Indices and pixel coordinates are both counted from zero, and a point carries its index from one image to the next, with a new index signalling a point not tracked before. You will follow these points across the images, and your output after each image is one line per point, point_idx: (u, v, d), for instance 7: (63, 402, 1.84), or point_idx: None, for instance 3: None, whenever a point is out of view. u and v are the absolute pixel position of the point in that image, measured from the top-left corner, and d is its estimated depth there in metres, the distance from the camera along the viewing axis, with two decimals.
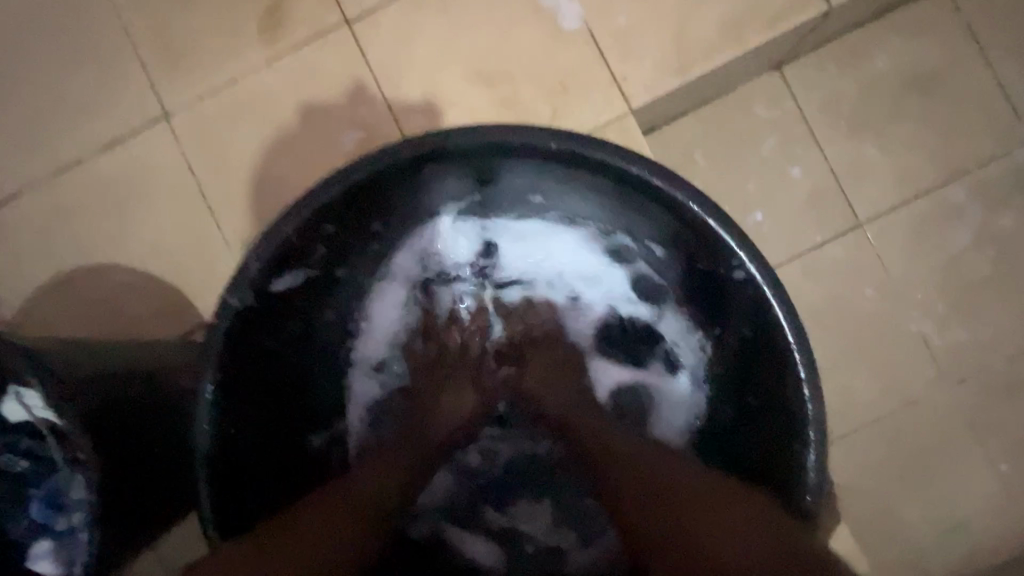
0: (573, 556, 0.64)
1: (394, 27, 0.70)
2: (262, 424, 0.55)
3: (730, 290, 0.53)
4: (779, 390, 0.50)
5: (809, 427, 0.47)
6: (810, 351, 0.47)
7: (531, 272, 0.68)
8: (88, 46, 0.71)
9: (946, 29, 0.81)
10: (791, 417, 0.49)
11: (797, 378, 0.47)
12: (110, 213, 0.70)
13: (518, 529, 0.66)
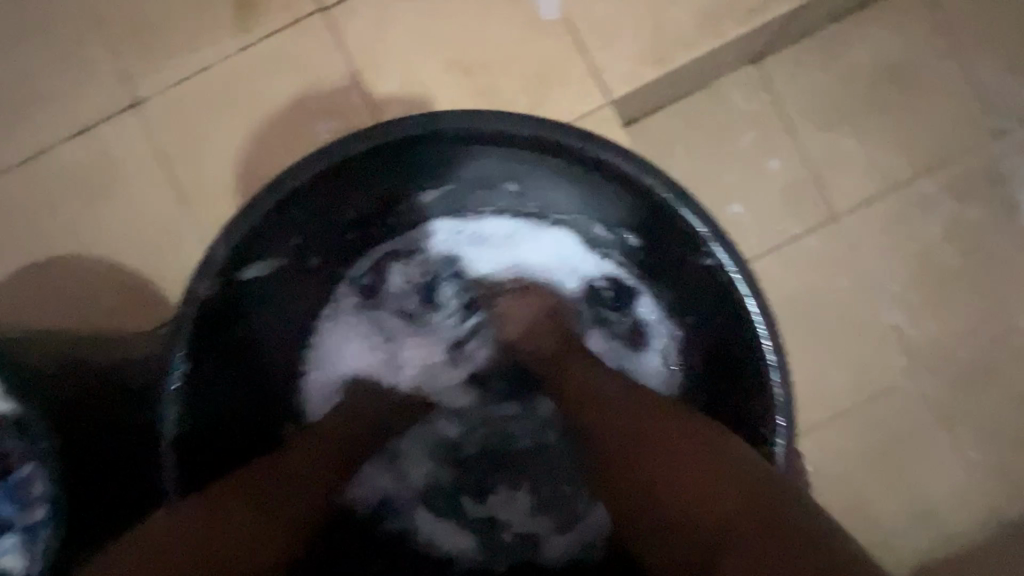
0: (551, 542, 0.65)
1: (369, 15, 0.69)
2: (232, 412, 0.55)
3: (700, 279, 0.54)
4: (748, 377, 0.52)
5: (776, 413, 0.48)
6: (778, 340, 0.48)
7: (505, 264, 0.67)
8: (52, 31, 0.69)
9: (921, 22, 0.82)
10: (760, 402, 0.51)
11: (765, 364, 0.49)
12: (77, 202, 0.68)
13: (496, 517, 0.66)
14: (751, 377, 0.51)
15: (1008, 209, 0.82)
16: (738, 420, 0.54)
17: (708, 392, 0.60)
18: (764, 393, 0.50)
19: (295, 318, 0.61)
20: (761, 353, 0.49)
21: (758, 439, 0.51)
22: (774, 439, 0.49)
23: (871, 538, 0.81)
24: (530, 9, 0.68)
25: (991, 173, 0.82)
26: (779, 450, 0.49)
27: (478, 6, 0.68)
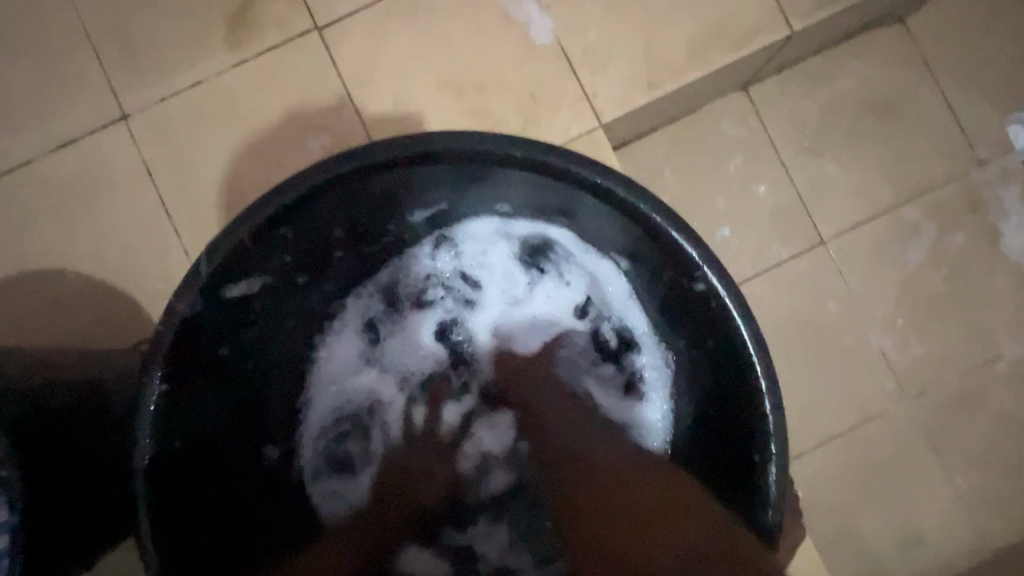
0: (524, 574, 0.65)
1: (363, 35, 0.69)
2: (211, 437, 0.53)
3: (693, 301, 0.54)
4: (740, 400, 0.51)
5: (770, 441, 0.47)
6: (771, 362, 0.48)
7: (503, 288, 0.69)
8: (41, 43, 0.69)
9: (902, 54, 0.85)
10: (754, 428, 0.49)
11: (758, 388, 0.48)
12: (59, 215, 0.67)
13: (475, 547, 0.68)
14: (744, 402, 0.50)
15: (991, 237, 0.83)
16: (730, 443, 0.54)
17: (699, 412, 0.59)
18: (759, 417, 0.48)
19: (281, 336, 0.60)
20: (754, 377, 0.48)
21: (751, 465, 0.50)
22: (768, 467, 0.47)
23: (862, 565, 0.80)
24: (524, 33, 0.69)
25: (974, 200, 0.83)
26: (775, 482, 0.47)
27: (472, 29, 0.69)
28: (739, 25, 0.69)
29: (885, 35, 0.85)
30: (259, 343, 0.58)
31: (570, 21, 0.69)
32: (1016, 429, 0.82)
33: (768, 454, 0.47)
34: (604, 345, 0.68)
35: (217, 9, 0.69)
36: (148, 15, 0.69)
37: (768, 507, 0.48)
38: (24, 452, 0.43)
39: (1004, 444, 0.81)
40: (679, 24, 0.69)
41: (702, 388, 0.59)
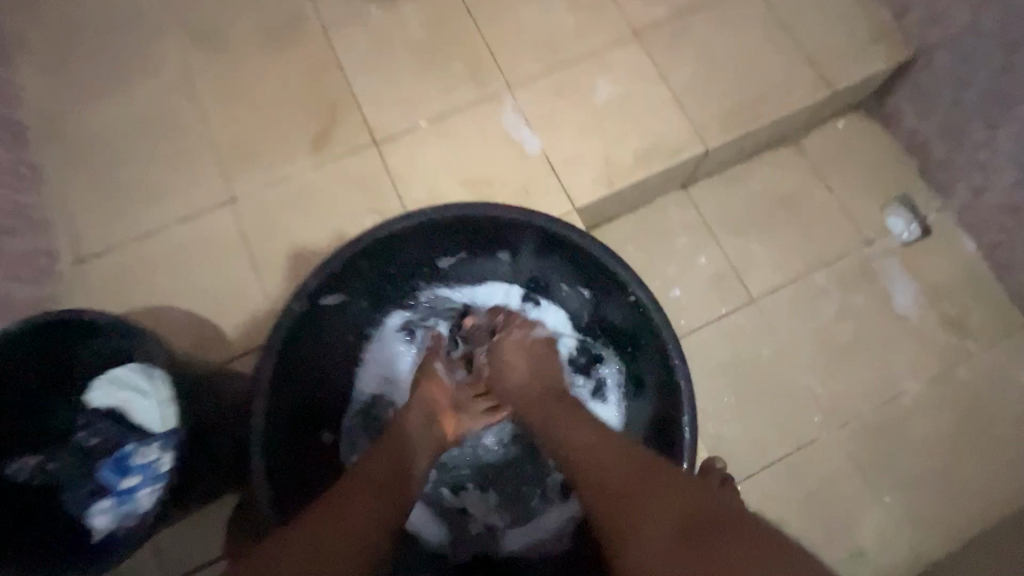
0: (506, 537, 0.80)
1: (407, 146, 0.98)
2: (294, 422, 0.70)
3: (638, 316, 0.73)
4: (668, 390, 0.71)
5: (683, 412, 0.68)
6: (685, 360, 0.68)
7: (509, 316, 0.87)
8: (182, 152, 0.98)
9: (801, 164, 1.13)
10: (676, 408, 0.69)
11: (678, 377, 0.68)
12: (181, 269, 0.92)
13: (468, 511, 0.82)
14: (672, 392, 0.70)
15: (883, 297, 1.06)
16: (662, 426, 0.73)
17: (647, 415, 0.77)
18: (679, 399, 0.69)
19: (343, 348, 0.78)
20: (676, 370, 0.68)
21: (675, 436, 0.69)
22: (684, 433, 0.67)
23: None
24: (520, 146, 0.98)
25: (867, 269, 1.08)
26: (687, 442, 0.67)
27: (484, 143, 0.98)
28: (671, 143, 0.99)
29: (787, 150, 1.13)
30: (328, 351, 0.75)
31: (552, 138, 0.98)
32: (929, 454, 0.98)
33: (683, 423, 0.67)
34: (577, 365, 0.86)
35: (307, 128, 0.99)
36: (254, 133, 0.99)
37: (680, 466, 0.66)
38: (182, 401, 0.61)
39: (920, 466, 0.97)
40: (628, 142, 0.99)
41: (648, 394, 0.77)
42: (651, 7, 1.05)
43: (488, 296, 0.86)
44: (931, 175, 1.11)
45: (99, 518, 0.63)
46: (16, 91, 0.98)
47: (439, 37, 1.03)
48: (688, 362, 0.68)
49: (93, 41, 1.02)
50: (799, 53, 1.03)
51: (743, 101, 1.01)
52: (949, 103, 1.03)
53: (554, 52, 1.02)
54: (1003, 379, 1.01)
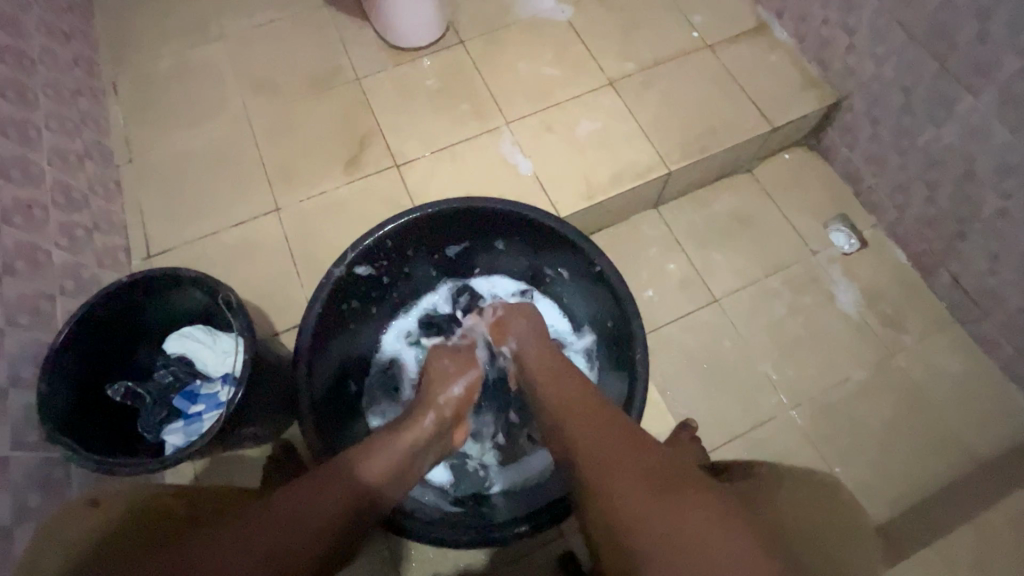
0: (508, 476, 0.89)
1: (423, 167, 1.19)
2: (330, 368, 0.87)
3: (609, 292, 0.86)
4: (629, 353, 0.83)
5: (639, 368, 0.80)
6: (643, 325, 0.82)
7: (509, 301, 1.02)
8: (237, 170, 1.19)
9: (755, 188, 1.33)
10: (636, 366, 0.81)
11: (637, 338, 0.81)
12: (233, 264, 1.11)
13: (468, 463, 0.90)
14: (632, 353, 0.82)
15: (828, 298, 1.23)
16: (624, 385, 0.84)
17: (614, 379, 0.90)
18: (637, 358, 0.81)
19: (369, 316, 0.95)
20: (635, 333, 0.81)
21: (632, 390, 0.80)
22: (639, 386, 0.79)
23: None
24: (516, 168, 1.19)
25: (814, 275, 1.25)
26: (641, 392, 0.78)
27: (485, 166, 1.19)
28: (640, 167, 1.20)
29: (743, 176, 1.34)
30: (359, 316, 0.93)
31: (542, 163, 1.20)
32: (870, 429, 1.13)
33: (638, 376, 0.79)
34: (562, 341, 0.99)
35: (340, 154, 1.20)
36: (298, 156, 1.20)
37: (634, 412, 0.78)
38: (248, 340, 0.79)
39: (863, 441, 1.12)
40: (605, 166, 1.20)
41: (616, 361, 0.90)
42: (623, 62, 1.30)
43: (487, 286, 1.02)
44: (863, 198, 1.31)
45: (171, 436, 0.80)
46: (106, 122, 1.21)
47: (451, 84, 1.27)
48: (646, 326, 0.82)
49: (172, 86, 1.26)
50: (744, 97, 1.26)
51: (699, 134, 1.23)
52: (869, 137, 1.24)
53: (544, 96, 1.26)
54: (931, 367, 1.17)
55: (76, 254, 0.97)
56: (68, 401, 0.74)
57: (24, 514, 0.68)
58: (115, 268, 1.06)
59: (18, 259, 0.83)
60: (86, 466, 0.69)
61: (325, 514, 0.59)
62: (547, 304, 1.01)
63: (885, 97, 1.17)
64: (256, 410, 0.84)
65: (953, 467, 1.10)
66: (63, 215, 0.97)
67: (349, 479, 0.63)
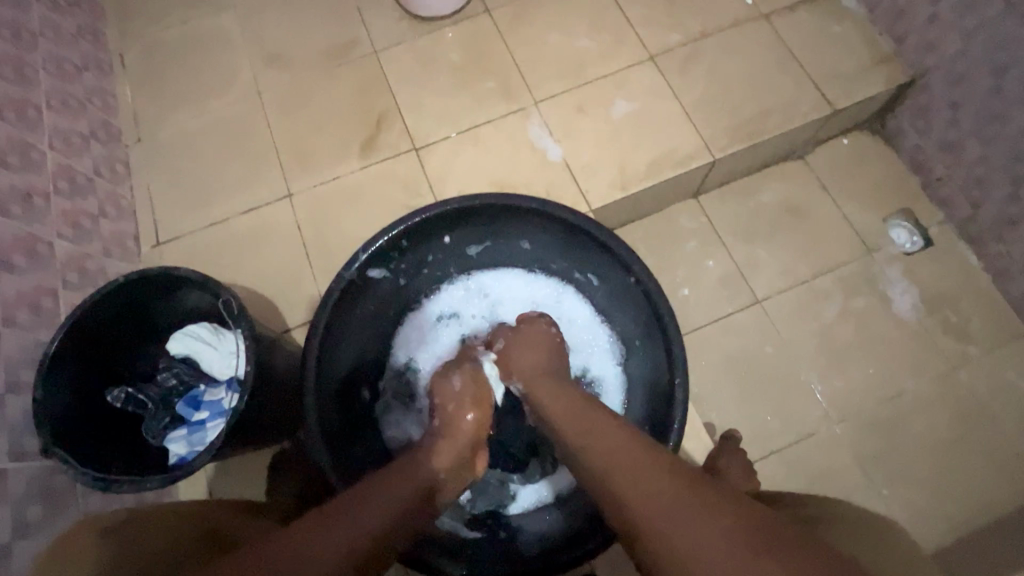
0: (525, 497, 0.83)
1: (443, 151, 1.10)
2: (342, 378, 0.81)
3: (646, 303, 0.78)
4: (667, 370, 0.75)
5: (678, 389, 0.72)
6: (683, 340, 0.73)
7: (537, 307, 0.93)
8: (247, 152, 1.12)
9: (807, 176, 1.20)
10: (674, 389, 0.73)
11: (677, 355, 0.73)
12: (241, 253, 1.06)
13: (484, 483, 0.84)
14: (671, 372, 0.74)
15: (884, 302, 1.12)
16: (661, 406, 0.76)
17: (646, 395, 0.82)
18: (676, 378, 0.72)
19: (385, 319, 0.88)
20: (674, 350, 0.73)
21: (670, 414, 0.72)
22: (677, 410, 0.71)
23: None
24: (543, 154, 1.09)
25: (869, 275, 1.14)
26: (679, 417, 0.71)
27: (509, 150, 1.10)
28: (680, 154, 1.09)
29: (794, 163, 1.21)
30: (374, 320, 0.86)
31: (573, 148, 1.09)
32: (926, 450, 1.04)
33: (677, 400, 0.71)
34: (584, 359, 0.91)
35: (356, 136, 1.12)
36: (312, 137, 1.12)
37: (671, 440, 0.70)
38: (254, 349, 0.74)
39: (915, 460, 1.03)
40: (642, 153, 1.09)
41: (649, 376, 0.82)
42: (666, 33, 1.16)
43: (507, 285, 0.93)
44: (932, 191, 1.17)
45: (175, 442, 0.76)
46: (114, 98, 1.15)
47: (474, 58, 1.16)
48: (685, 342, 0.73)
49: (180, 59, 1.19)
50: (803, 75, 1.12)
51: (749, 116, 1.10)
52: (945, 123, 1.10)
53: (577, 72, 1.14)
54: (999, 382, 1.06)
55: (80, 244, 0.93)
56: (67, 410, 0.72)
57: (24, 529, 0.66)
58: (123, 257, 1.02)
59: (17, 254, 0.79)
60: (83, 481, 0.66)
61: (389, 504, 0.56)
62: (574, 311, 0.92)
63: (970, 76, 1.03)
64: (263, 419, 0.80)
65: (1016, 493, 1.01)
66: (67, 202, 0.93)
67: (410, 481, 0.61)
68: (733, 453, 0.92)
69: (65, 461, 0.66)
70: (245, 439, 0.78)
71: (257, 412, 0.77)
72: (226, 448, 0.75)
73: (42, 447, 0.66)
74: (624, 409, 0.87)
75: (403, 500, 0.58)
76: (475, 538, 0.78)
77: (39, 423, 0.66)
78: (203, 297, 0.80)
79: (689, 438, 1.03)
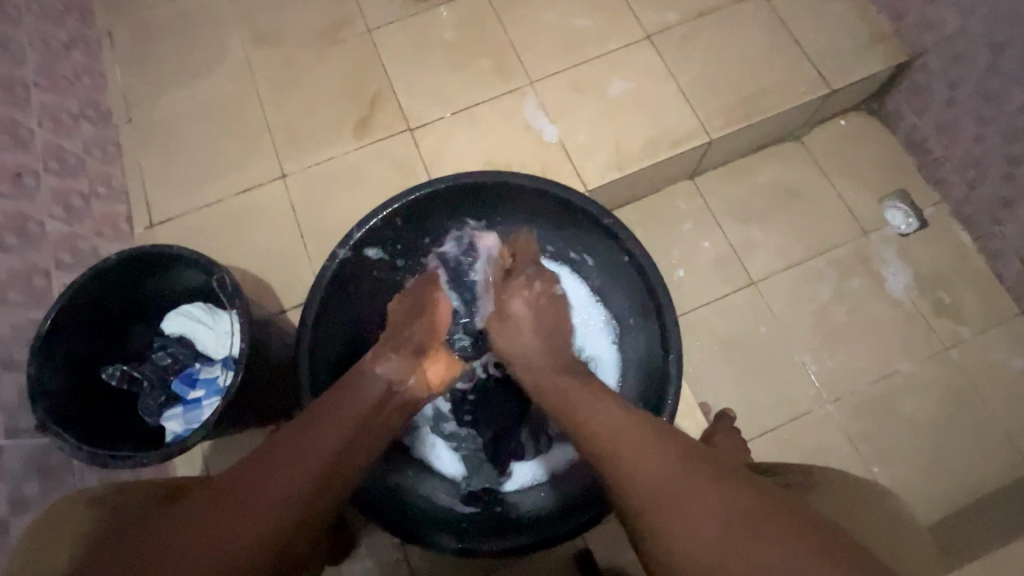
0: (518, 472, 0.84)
1: (439, 132, 1.09)
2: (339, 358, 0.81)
3: (641, 281, 0.78)
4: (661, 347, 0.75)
5: (672, 366, 0.72)
6: (677, 317, 0.74)
7: None
8: (239, 132, 1.11)
9: (804, 157, 1.19)
10: (667, 366, 0.73)
11: (671, 332, 0.73)
12: (235, 234, 1.05)
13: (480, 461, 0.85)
14: (665, 348, 0.74)
15: (878, 283, 1.12)
16: (655, 383, 0.77)
17: (642, 372, 0.82)
18: (669, 355, 0.73)
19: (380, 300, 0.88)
20: (668, 327, 0.73)
21: (664, 390, 0.73)
22: (670, 386, 0.72)
23: None
24: (539, 134, 1.08)
25: (864, 257, 1.14)
26: (671, 391, 0.71)
27: (505, 131, 1.09)
28: (676, 134, 1.08)
29: (791, 145, 1.20)
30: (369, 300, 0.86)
31: (569, 128, 1.08)
32: (916, 428, 1.05)
33: (670, 375, 0.72)
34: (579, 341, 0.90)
35: (349, 117, 1.11)
36: (305, 118, 1.11)
37: (664, 416, 0.71)
38: (249, 326, 0.74)
39: (906, 437, 1.04)
40: (638, 133, 1.08)
41: (644, 354, 0.82)
42: (663, 12, 1.15)
43: None
44: (928, 172, 1.17)
45: (172, 419, 0.77)
46: (104, 77, 1.13)
47: (469, 36, 1.15)
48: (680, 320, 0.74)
49: (170, 37, 1.17)
50: (801, 54, 1.12)
51: (747, 96, 1.10)
52: (942, 102, 1.10)
53: (573, 52, 1.13)
54: (991, 363, 1.07)
55: (71, 225, 0.92)
56: (63, 387, 0.72)
57: (21, 505, 0.67)
58: (116, 238, 1.01)
59: (7, 232, 0.78)
60: (80, 457, 0.66)
61: (329, 430, 0.59)
62: (570, 291, 0.91)
63: (969, 54, 1.02)
64: (259, 397, 0.80)
65: (1005, 470, 1.03)
66: (57, 181, 0.92)
67: (356, 394, 0.65)
68: (726, 431, 0.93)
69: (60, 437, 0.66)
70: (241, 416, 0.78)
71: (252, 390, 0.77)
72: (222, 425, 0.75)
73: (38, 423, 0.66)
74: (619, 387, 0.87)
75: (349, 417, 0.62)
76: (470, 513, 0.79)
77: (34, 401, 0.66)
78: (197, 275, 0.80)
79: (683, 417, 1.04)
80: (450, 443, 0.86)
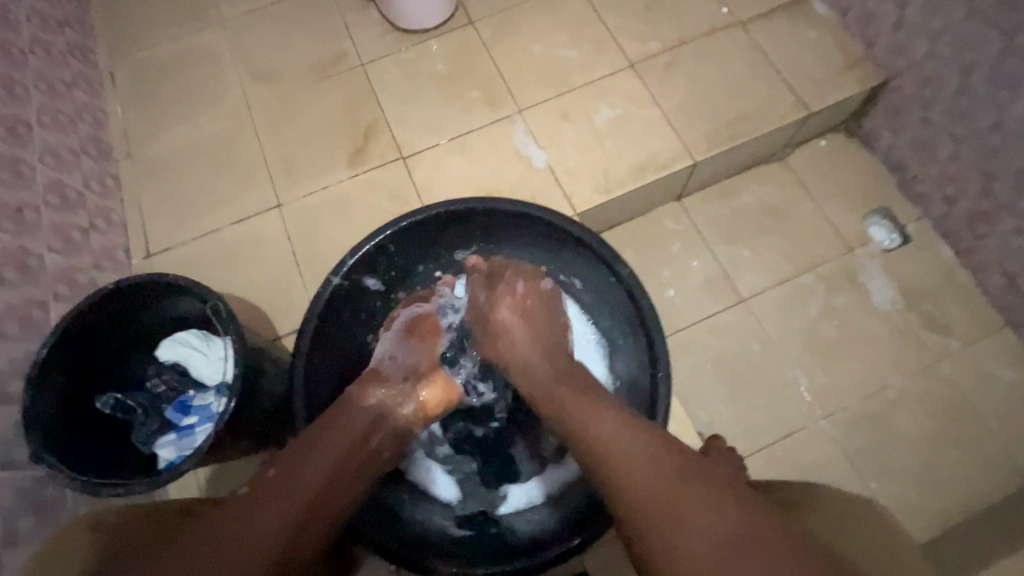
0: (511, 493, 0.84)
1: (432, 161, 1.12)
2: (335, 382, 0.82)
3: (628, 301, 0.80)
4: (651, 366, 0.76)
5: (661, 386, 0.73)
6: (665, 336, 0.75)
7: None
8: (236, 164, 1.14)
9: (787, 177, 1.23)
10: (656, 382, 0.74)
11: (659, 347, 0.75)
12: (230, 263, 1.07)
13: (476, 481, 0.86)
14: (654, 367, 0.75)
15: (865, 298, 1.14)
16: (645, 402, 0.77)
17: (631, 393, 0.83)
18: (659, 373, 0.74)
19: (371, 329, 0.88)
20: (658, 345, 0.75)
21: (654, 409, 0.74)
22: (659, 407, 0.73)
23: None
24: (528, 160, 1.11)
25: (850, 273, 1.16)
26: (662, 409, 0.72)
27: (495, 157, 1.12)
28: (661, 158, 1.11)
29: (773, 165, 1.23)
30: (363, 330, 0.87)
31: (557, 155, 1.12)
32: (912, 442, 1.05)
33: (660, 395, 0.73)
34: None
35: (343, 148, 1.14)
36: (299, 149, 1.14)
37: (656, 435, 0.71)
38: (241, 352, 0.74)
39: (901, 451, 1.05)
40: (624, 159, 1.11)
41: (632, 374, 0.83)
42: (645, 42, 1.20)
43: None
44: (908, 189, 1.20)
45: (163, 447, 0.78)
46: (105, 115, 1.16)
47: (459, 70, 1.19)
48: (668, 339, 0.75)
49: (168, 76, 1.21)
50: (779, 80, 1.16)
51: (730, 121, 1.13)
52: (918, 121, 1.13)
53: (559, 82, 1.17)
54: (981, 373, 1.09)
55: (70, 257, 0.94)
56: (56, 416, 0.72)
57: (15, 540, 0.67)
58: (114, 270, 1.03)
59: (7, 266, 0.80)
60: (73, 486, 0.67)
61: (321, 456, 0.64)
62: None
63: (938, 77, 1.06)
64: (250, 424, 0.80)
65: (1000, 481, 1.03)
66: (57, 216, 0.94)
67: (348, 420, 0.69)
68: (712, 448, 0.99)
69: (54, 467, 0.66)
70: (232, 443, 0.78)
71: (245, 417, 0.78)
72: (215, 453, 0.76)
73: (32, 453, 0.66)
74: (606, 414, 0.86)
75: (340, 442, 0.67)
76: (464, 536, 0.79)
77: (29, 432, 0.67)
78: (195, 303, 0.81)
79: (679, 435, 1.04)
80: (445, 467, 0.86)
